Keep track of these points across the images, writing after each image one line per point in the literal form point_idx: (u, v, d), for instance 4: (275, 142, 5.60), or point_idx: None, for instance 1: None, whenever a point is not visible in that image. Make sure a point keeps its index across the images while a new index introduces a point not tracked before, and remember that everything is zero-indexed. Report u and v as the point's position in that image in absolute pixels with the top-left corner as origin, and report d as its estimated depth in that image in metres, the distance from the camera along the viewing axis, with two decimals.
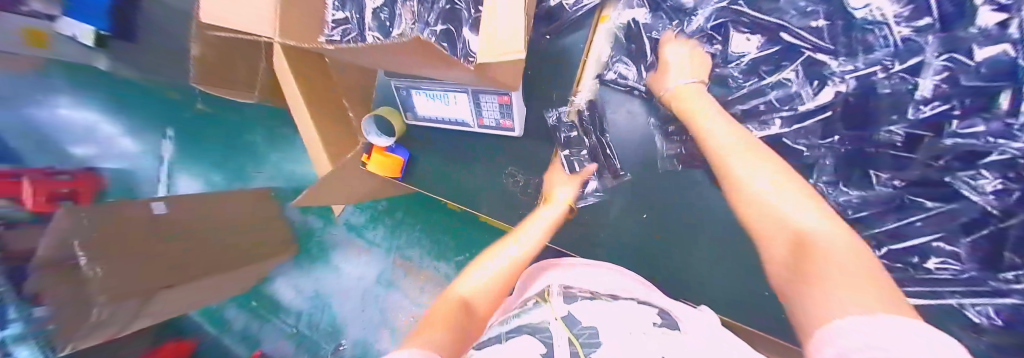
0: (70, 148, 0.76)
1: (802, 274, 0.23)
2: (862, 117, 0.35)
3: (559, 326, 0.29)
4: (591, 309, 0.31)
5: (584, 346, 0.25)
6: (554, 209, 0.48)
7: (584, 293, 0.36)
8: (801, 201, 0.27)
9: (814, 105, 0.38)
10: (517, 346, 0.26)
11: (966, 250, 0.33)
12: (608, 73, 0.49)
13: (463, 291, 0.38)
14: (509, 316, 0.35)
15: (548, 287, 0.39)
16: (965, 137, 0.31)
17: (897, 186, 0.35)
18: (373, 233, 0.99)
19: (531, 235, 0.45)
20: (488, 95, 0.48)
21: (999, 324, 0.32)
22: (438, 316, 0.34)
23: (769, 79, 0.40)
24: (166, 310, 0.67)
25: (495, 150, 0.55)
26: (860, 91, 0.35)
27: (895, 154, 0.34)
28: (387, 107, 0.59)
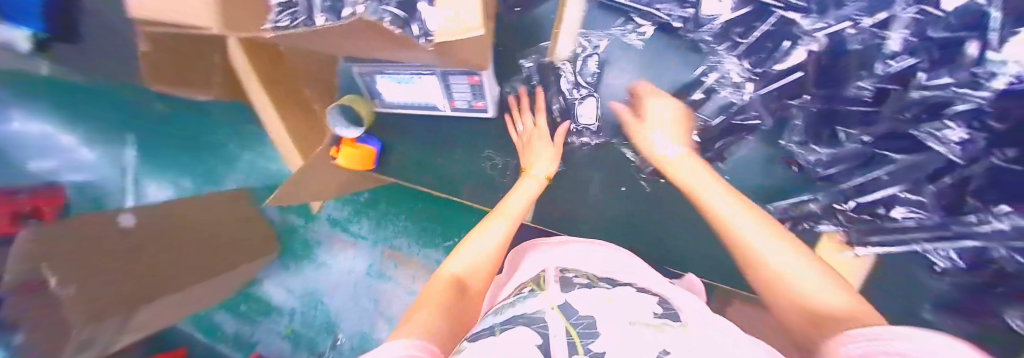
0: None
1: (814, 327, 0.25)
2: (833, 74, 0.35)
3: (555, 315, 0.26)
4: (589, 296, 0.28)
5: (582, 336, 0.22)
6: (531, 183, 0.47)
7: (582, 281, 0.33)
8: (760, 227, 0.34)
9: (786, 66, 0.37)
10: (511, 338, 0.23)
11: (931, 199, 0.35)
12: (580, 46, 0.47)
13: (454, 269, 0.38)
14: (503, 305, 0.32)
15: (543, 272, 0.38)
16: (927, 90, 0.32)
17: (865, 142, 0.36)
18: None
19: (511, 213, 0.43)
20: (457, 77, 0.46)
21: (956, 262, 0.36)
22: (427, 298, 0.33)
23: (746, 42, 0.39)
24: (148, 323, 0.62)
25: (472, 133, 0.53)
26: (832, 50, 0.35)
27: (863, 108, 0.35)
28: (352, 95, 0.55)
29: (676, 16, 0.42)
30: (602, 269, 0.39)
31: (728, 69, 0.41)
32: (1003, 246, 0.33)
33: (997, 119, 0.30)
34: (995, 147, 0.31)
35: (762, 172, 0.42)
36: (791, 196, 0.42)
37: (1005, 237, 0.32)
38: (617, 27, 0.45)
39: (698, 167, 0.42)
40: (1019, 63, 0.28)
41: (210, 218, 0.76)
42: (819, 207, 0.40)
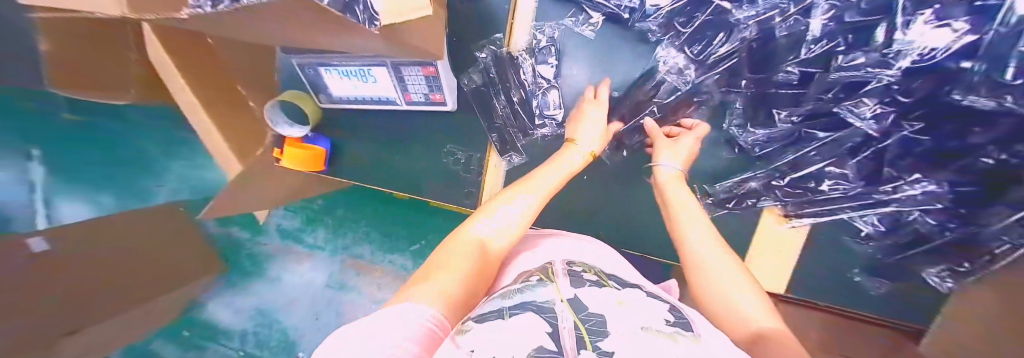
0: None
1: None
2: (766, 61, 0.36)
3: (564, 307, 0.20)
4: (602, 295, 0.22)
5: (590, 333, 0.16)
6: (576, 158, 0.41)
7: (590, 278, 0.27)
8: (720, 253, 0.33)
9: (721, 54, 0.39)
10: (509, 325, 0.17)
11: (852, 171, 0.38)
12: (535, 39, 0.47)
13: (478, 231, 0.33)
14: (507, 290, 0.26)
15: (549, 263, 0.32)
16: (846, 72, 0.32)
17: (795, 122, 0.38)
18: (313, 236, 0.95)
19: (540, 189, 0.38)
20: (409, 68, 0.44)
21: (878, 227, 0.40)
22: (430, 271, 0.28)
23: (686, 31, 0.40)
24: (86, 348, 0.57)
25: (432, 126, 0.51)
26: (761, 36, 0.36)
27: (790, 91, 0.36)
28: (297, 92, 0.51)
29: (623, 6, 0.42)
30: (604, 267, 0.35)
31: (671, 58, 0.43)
32: (915, 210, 0.36)
33: (904, 96, 0.30)
34: (904, 121, 0.32)
35: (710, 152, 0.46)
36: (734, 175, 0.45)
37: (914, 202, 0.35)
38: (569, 17, 0.46)
39: (680, 183, 0.41)
40: (919, 39, 0.27)
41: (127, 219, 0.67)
42: (760, 184, 0.44)
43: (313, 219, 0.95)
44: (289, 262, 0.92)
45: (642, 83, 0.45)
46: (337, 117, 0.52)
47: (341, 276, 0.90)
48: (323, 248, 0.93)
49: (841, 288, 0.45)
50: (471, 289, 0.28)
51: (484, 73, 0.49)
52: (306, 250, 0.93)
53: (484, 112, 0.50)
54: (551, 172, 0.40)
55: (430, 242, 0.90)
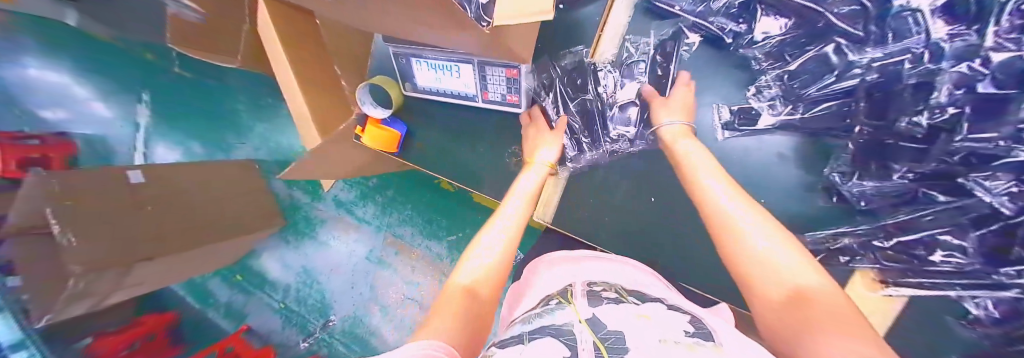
0: (39, 111, 0.68)
1: (802, 321, 0.25)
2: (884, 108, 0.33)
3: (582, 328, 0.25)
4: (617, 313, 0.28)
5: (610, 351, 0.22)
6: (536, 171, 0.46)
7: (609, 295, 0.33)
8: (778, 238, 0.30)
9: (834, 90, 0.37)
10: (540, 349, 0.22)
11: (972, 244, 0.32)
12: (624, 51, 0.47)
13: (463, 279, 0.36)
14: (531, 315, 0.31)
15: (569, 286, 0.37)
16: (971, 142, 0.29)
17: (910, 179, 0.34)
18: (363, 210, 1.03)
19: (516, 210, 0.43)
20: (494, 68, 0.45)
21: (992, 313, 0.33)
22: (441, 313, 0.31)
23: (794, 67, 0.39)
24: (160, 278, 0.68)
25: (503, 127, 0.52)
26: (884, 80, 0.33)
27: (912, 145, 0.33)
28: (385, 78, 0.55)
29: (722, 29, 0.41)
30: (632, 288, 0.37)
31: (772, 90, 0.41)
32: None
33: None
34: None
35: (801, 198, 0.43)
36: (832, 226, 0.41)
37: None
38: (666, 29, 0.45)
39: (716, 170, 0.37)
40: None
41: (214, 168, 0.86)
42: (857, 244, 0.40)
43: (365, 195, 1.04)
44: (338, 230, 1.02)
45: (731, 109, 0.44)
46: (414, 104, 0.56)
47: (380, 254, 0.99)
48: (370, 223, 1.02)
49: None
50: (477, 311, 0.33)
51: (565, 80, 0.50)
52: (355, 222, 1.02)
53: (537, 107, 0.51)
54: (517, 197, 0.44)
55: (465, 234, 0.97)
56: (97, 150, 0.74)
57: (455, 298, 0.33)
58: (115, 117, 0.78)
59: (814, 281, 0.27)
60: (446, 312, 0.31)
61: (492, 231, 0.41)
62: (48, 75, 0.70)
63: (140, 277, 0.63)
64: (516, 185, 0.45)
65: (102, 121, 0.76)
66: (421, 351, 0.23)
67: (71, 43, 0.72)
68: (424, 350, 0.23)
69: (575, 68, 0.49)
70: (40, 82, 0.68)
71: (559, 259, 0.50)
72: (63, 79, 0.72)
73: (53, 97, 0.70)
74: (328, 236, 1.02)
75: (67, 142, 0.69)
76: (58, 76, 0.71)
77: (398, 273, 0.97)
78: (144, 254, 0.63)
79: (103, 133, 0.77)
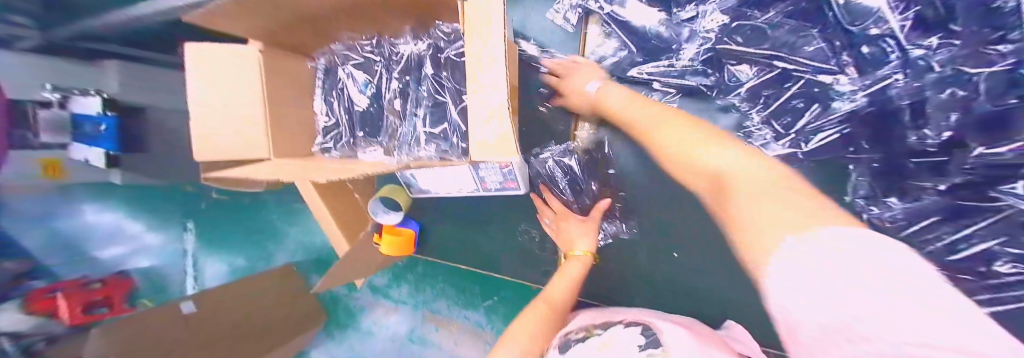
0: (98, 252, 0.80)
1: (725, 204, 0.33)
2: (884, 122, 0.39)
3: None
4: (586, 349, 0.32)
5: None
6: (575, 265, 0.45)
7: (579, 334, 0.36)
8: (784, 199, 0.28)
9: (841, 114, 0.42)
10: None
11: None
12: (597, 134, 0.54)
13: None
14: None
15: (560, 335, 0.38)
16: (988, 154, 0.33)
17: (945, 189, 0.38)
18: (398, 291, 1.06)
19: (551, 299, 0.43)
20: (488, 164, 0.47)
21: None
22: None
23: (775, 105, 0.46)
24: None
25: (507, 207, 0.54)
26: (879, 100, 0.39)
27: (931, 158, 0.37)
28: (392, 185, 0.59)
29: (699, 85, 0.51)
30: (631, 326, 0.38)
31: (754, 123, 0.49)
32: None
33: None
34: None
35: None
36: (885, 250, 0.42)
37: None
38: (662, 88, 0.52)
39: (682, 124, 0.39)
40: None
41: (259, 277, 0.94)
42: None
43: (397, 277, 1.07)
44: (378, 315, 1.04)
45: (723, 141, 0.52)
46: (424, 202, 0.59)
47: (421, 331, 0.99)
48: (407, 302, 1.04)
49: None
50: None
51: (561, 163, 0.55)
52: (392, 305, 1.04)
53: (536, 196, 0.52)
54: (557, 280, 0.45)
55: (500, 297, 0.95)
56: (151, 284, 0.86)
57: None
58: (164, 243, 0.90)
59: (726, 161, 0.33)
60: None
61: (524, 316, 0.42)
62: (100, 218, 0.80)
63: None
64: (554, 280, 0.44)
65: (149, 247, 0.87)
66: None
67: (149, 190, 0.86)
68: None
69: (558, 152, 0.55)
70: (88, 231, 0.79)
71: (581, 313, 0.49)
72: (112, 219, 0.82)
73: (110, 234, 0.82)
74: (369, 322, 1.03)
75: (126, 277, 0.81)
76: (103, 217, 0.81)
77: (442, 348, 0.94)
78: None
79: (162, 261, 0.89)
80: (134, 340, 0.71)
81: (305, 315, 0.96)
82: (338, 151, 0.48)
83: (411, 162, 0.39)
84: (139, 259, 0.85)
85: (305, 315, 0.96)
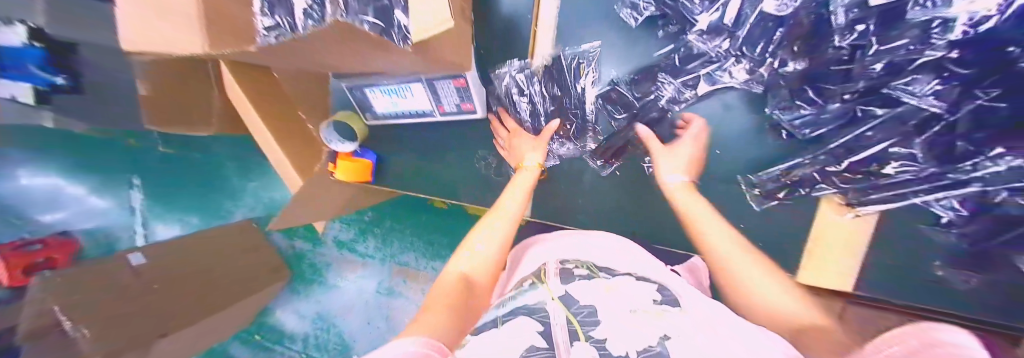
0: (39, 215, 0.75)
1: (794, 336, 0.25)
2: (813, 35, 0.32)
3: (556, 305, 0.25)
4: (589, 288, 0.27)
5: (582, 324, 0.22)
6: (526, 175, 0.46)
7: (581, 272, 0.31)
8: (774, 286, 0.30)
9: (784, 33, 0.34)
10: (511, 331, 0.22)
11: (921, 150, 0.33)
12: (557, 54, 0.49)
13: (461, 267, 0.38)
14: (505, 298, 0.30)
15: (544, 265, 0.35)
16: (886, 52, 0.29)
17: (848, 100, 0.35)
18: (366, 246, 1.06)
19: (506, 213, 0.43)
20: (442, 81, 0.47)
21: (960, 212, 0.35)
22: (434, 301, 0.32)
23: (744, 28, 0.36)
24: (194, 338, 0.77)
25: (466, 133, 0.54)
26: (817, 10, 0.31)
27: (845, 66, 0.33)
28: (346, 111, 0.57)
29: (635, 16, 0.45)
30: (598, 260, 0.37)
31: (711, 52, 0.40)
32: (1008, 191, 0.29)
33: (958, 65, 0.26)
34: (977, 88, 0.26)
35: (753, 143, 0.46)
36: (782, 162, 0.44)
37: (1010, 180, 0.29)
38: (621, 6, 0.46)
39: (707, 208, 0.40)
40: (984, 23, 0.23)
41: (216, 234, 0.95)
42: (814, 172, 0.41)
43: (365, 230, 1.07)
44: (344, 271, 1.04)
45: (679, 83, 0.44)
46: (381, 132, 0.58)
47: (389, 284, 0.98)
48: (374, 257, 1.04)
49: (907, 276, 0.42)
50: (466, 301, 0.33)
51: (519, 81, 0.50)
52: (359, 259, 1.04)
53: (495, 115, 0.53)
54: (509, 201, 0.44)
55: None
56: (99, 244, 0.81)
57: (451, 285, 0.35)
58: (110, 206, 0.84)
59: (797, 309, 0.28)
60: (435, 305, 0.31)
61: (485, 230, 0.42)
62: (34, 178, 0.75)
63: (171, 345, 0.72)
64: (507, 192, 0.45)
65: (96, 211, 0.82)
66: (406, 349, 0.23)
67: (78, 135, 0.80)
68: (415, 348, 0.23)
69: (520, 68, 0.50)
70: (30, 191, 0.74)
71: (547, 236, 0.48)
72: (48, 180, 0.77)
73: (46, 197, 0.76)
74: (335, 278, 1.02)
75: (70, 243, 0.75)
76: (41, 177, 0.76)
77: (412, 300, 0.96)
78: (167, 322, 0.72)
79: (106, 224, 0.83)
80: (84, 289, 0.68)
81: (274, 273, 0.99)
82: (292, 59, 0.44)
83: (340, 44, 0.35)
84: (82, 220, 0.80)
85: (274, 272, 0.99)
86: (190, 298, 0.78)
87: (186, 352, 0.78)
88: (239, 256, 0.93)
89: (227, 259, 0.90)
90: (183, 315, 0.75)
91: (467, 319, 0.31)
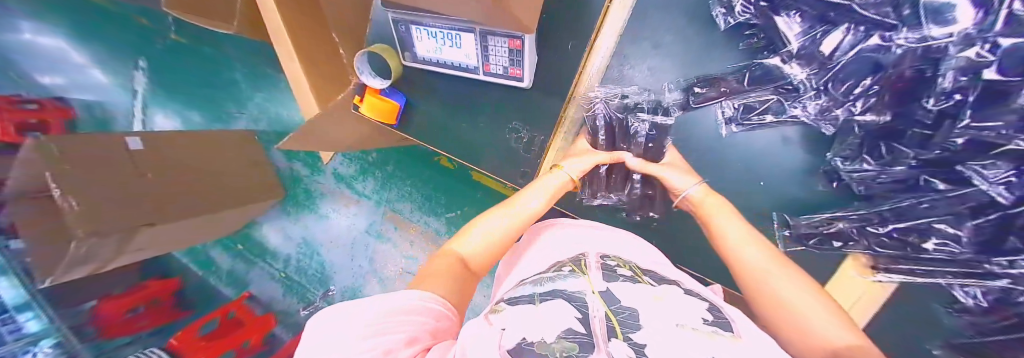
0: (39, 77, 0.90)
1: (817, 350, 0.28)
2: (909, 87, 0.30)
3: (595, 299, 0.22)
4: (635, 291, 0.23)
5: (622, 325, 0.18)
6: (557, 178, 0.47)
7: (625, 273, 0.28)
8: (810, 303, 0.31)
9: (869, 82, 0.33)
10: (543, 314, 0.20)
11: (967, 233, 0.32)
12: (623, 42, 0.46)
13: (462, 251, 0.39)
14: (541, 278, 0.29)
15: (582, 255, 0.33)
16: (972, 129, 0.27)
17: (912, 166, 0.34)
18: (363, 185, 1.05)
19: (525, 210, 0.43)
20: (497, 38, 0.45)
21: (980, 302, 0.34)
22: (435, 276, 0.34)
23: (839, 62, 0.33)
24: (172, 232, 0.79)
25: (505, 100, 0.52)
26: (921, 68, 0.28)
27: (920, 131, 0.31)
28: (383, 45, 0.53)
29: (728, 21, 0.40)
30: (630, 255, 0.36)
31: (796, 78, 0.37)
32: None
33: None
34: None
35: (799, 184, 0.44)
36: (828, 211, 0.42)
37: None
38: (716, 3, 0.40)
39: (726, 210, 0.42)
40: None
41: (223, 136, 0.94)
42: (853, 229, 0.41)
43: (366, 170, 1.05)
44: (338, 204, 1.07)
45: (737, 104, 0.42)
46: (414, 74, 0.55)
47: (380, 228, 1.03)
48: (370, 197, 1.05)
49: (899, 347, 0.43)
50: (464, 282, 0.36)
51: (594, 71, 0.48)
52: (355, 197, 1.05)
53: (554, 93, 0.50)
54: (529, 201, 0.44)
55: (464, 212, 0.98)
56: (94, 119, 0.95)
57: (447, 264, 0.37)
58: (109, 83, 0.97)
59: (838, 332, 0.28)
60: (442, 276, 0.34)
61: (489, 223, 0.42)
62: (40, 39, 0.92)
63: (151, 234, 0.74)
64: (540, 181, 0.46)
65: (95, 87, 0.96)
66: (411, 301, 0.27)
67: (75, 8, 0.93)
68: (414, 300, 0.27)
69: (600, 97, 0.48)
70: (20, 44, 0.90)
71: (566, 223, 0.46)
72: (58, 44, 0.94)
73: (44, 57, 0.92)
74: (328, 209, 1.07)
75: (68, 110, 0.90)
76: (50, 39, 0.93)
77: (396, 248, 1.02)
78: (152, 213, 0.73)
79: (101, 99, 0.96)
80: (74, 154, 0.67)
81: (269, 191, 1.01)
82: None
83: None
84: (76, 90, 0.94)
85: (267, 189, 1.01)
86: (178, 195, 0.78)
87: (161, 241, 0.79)
88: (235, 165, 0.93)
89: (223, 165, 0.90)
90: (167, 210, 0.75)
91: (464, 295, 0.35)
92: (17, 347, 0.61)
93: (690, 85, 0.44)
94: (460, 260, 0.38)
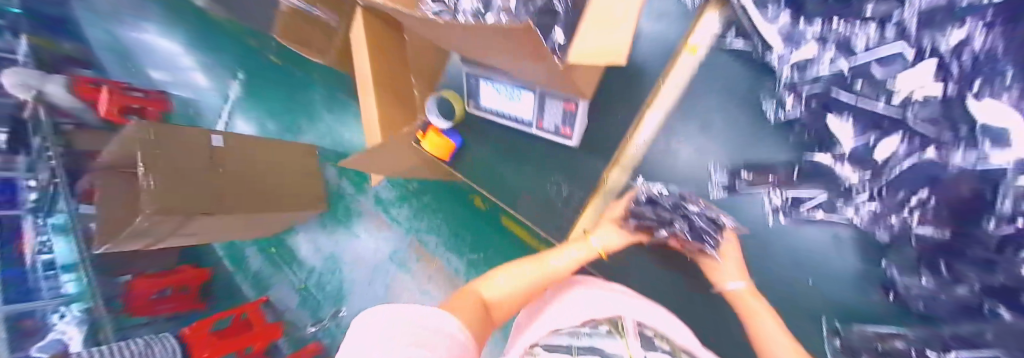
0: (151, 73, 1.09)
1: None
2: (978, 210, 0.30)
3: None
4: None
5: None
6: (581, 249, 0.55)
7: (662, 346, 0.30)
8: None
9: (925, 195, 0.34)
10: None
11: None
12: (671, 121, 0.49)
13: (486, 294, 0.54)
14: (579, 332, 0.32)
15: (622, 317, 0.34)
16: None
17: (977, 291, 0.32)
18: (399, 211, 1.10)
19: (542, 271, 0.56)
20: (553, 101, 0.50)
21: None
22: (461, 309, 0.48)
23: (894, 169, 0.35)
24: (219, 224, 0.85)
25: (552, 154, 0.56)
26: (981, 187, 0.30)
27: (985, 254, 0.31)
28: (453, 91, 0.62)
29: (779, 116, 0.43)
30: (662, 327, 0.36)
31: (849, 180, 0.39)
32: None
33: None
34: None
35: None
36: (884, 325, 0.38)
37: None
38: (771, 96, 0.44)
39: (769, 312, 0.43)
40: None
41: (293, 145, 1.04)
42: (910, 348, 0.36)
43: (405, 197, 1.10)
44: (370, 224, 1.12)
45: (787, 195, 0.43)
46: (475, 120, 0.61)
47: (403, 257, 1.06)
48: (401, 223, 1.09)
49: None
50: (483, 320, 0.50)
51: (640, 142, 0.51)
52: (388, 221, 1.10)
53: (597, 155, 0.53)
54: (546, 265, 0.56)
55: (487, 256, 0.99)
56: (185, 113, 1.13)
57: (472, 302, 0.51)
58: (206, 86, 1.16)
59: None
60: (466, 309, 0.49)
61: (514, 272, 0.58)
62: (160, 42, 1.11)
63: (200, 223, 0.80)
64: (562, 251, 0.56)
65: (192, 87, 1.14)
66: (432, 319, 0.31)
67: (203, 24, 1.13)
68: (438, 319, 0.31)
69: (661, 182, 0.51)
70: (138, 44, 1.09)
71: (598, 288, 0.50)
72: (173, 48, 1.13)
73: (160, 58, 1.11)
74: (360, 228, 1.12)
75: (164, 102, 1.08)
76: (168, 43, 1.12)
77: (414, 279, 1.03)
78: (208, 205, 0.80)
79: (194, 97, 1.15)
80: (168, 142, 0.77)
81: (315, 202, 1.08)
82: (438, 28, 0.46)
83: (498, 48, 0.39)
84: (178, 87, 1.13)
85: (314, 201, 1.08)
86: (235, 193, 0.85)
87: (206, 230, 0.86)
88: (291, 174, 1.02)
89: (281, 172, 0.99)
90: (221, 205, 0.82)
91: (480, 331, 0.48)
92: (50, 306, 0.69)
93: (737, 170, 0.46)
94: (480, 301, 0.52)
